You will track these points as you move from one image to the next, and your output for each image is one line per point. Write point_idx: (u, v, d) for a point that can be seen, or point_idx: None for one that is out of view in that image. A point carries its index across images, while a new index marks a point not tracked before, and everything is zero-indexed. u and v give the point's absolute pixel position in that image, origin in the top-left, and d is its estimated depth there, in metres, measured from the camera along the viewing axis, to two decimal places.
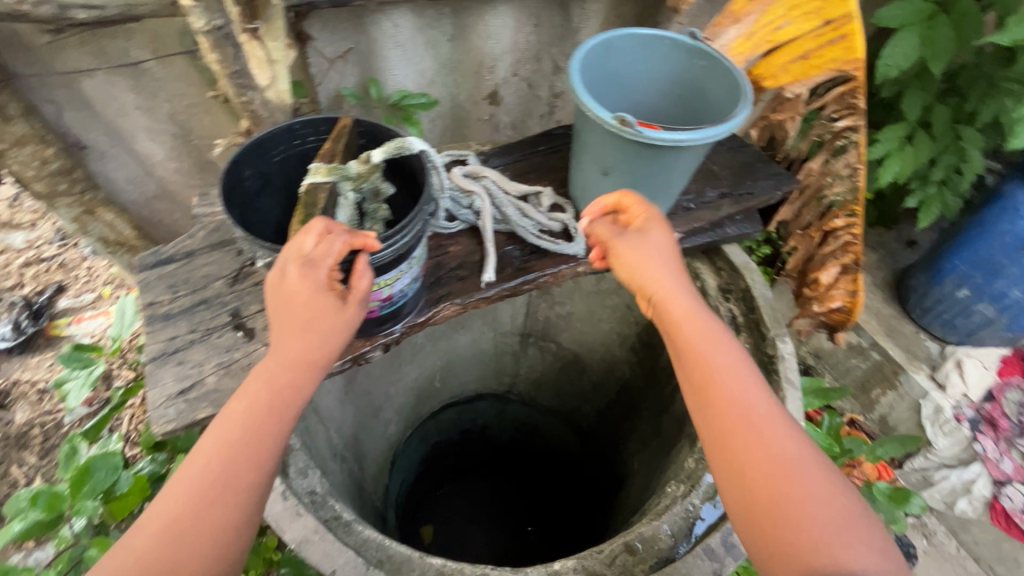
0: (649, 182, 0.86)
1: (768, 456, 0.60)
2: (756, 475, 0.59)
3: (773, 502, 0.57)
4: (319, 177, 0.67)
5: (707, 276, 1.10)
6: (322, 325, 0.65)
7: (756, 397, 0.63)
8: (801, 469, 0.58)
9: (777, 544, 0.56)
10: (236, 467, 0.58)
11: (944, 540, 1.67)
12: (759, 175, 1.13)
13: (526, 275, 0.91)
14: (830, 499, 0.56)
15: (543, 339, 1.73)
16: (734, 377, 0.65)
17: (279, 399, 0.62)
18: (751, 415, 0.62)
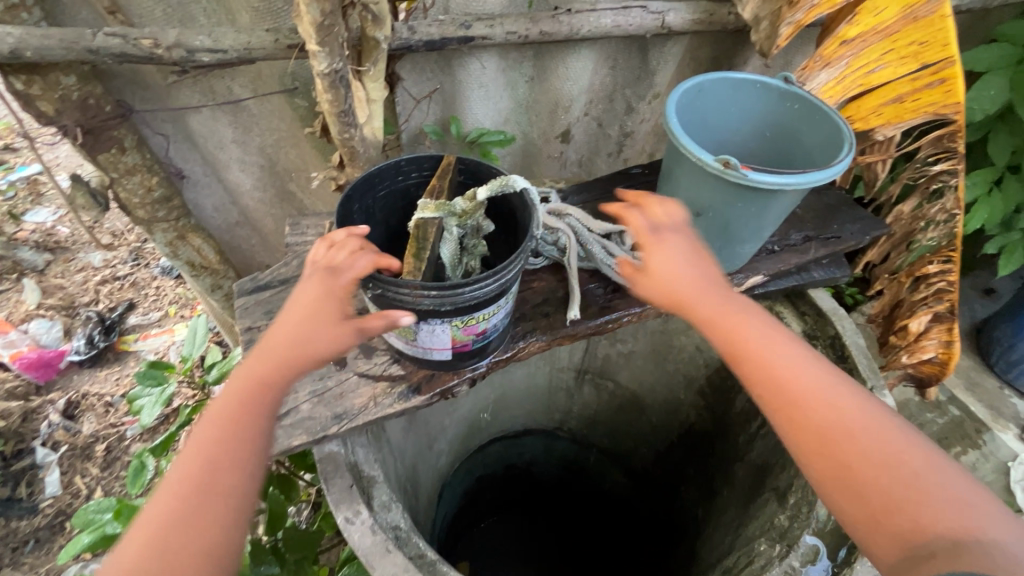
0: (743, 225, 0.85)
1: (852, 436, 0.58)
2: (863, 471, 0.56)
3: (874, 484, 0.56)
4: (429, 214, 0.71)
5: (791, 320, 1.06)
6: (315, 333, 0.65)
7: (816, 373, 0.62)
8: (878, 436, 0.58)
9: (884, 527, 0.54)
10: (224, 467, 0.58)
11: None
12: (845, 219, 1.10)
13: (610, 314, 0.90)
14: (912, 456, 0.56)
15: (600, 377, 1.67)
16: (784, 362, 0.63)
17: (260, 400, 0.63)
18: (815, 395, 0.61)
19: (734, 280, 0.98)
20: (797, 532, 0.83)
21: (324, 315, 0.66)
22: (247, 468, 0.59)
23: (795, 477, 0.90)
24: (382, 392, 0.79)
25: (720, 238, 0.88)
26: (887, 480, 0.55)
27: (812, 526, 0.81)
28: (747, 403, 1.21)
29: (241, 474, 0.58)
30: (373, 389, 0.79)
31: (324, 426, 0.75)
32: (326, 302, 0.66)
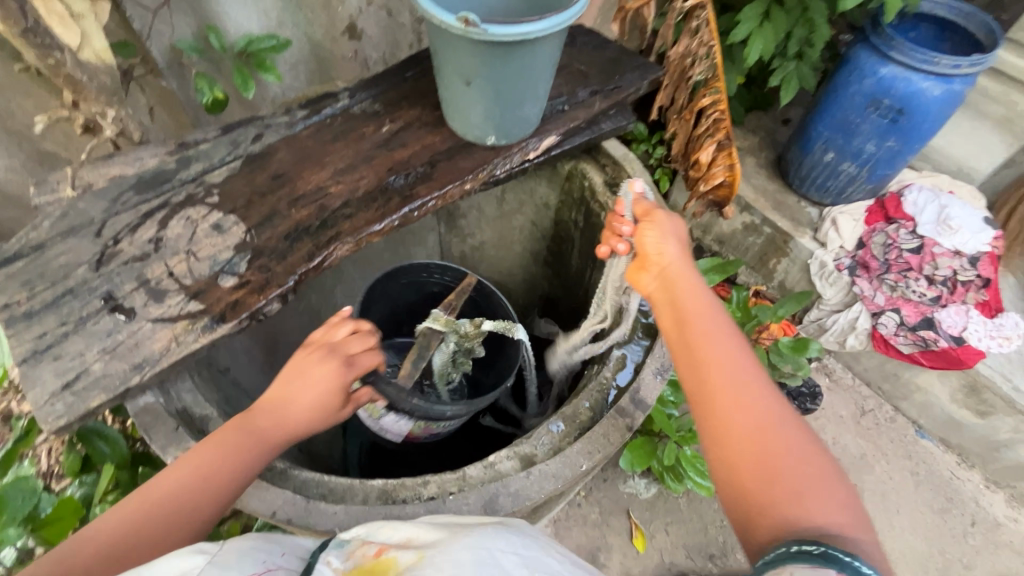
0: (513, 85, 0.87)
1: (745, 411, 0.64)
2: (743, 447, 0.62)
3: (768, 465, 0.60)
4: (439, 324, 1.00)
5: (593, 173, 1.15)
6: (309, 413, 0.71)
7: (744, 371, 0.66)
8: (762, 410, 0.64)
9: (769, 514, 0.58)
10: (190, 504, 0.63)
11: (842, 374, 1.91)
12: (625, 68, 1.17)
13: (412, 202, 0.91)
14: (809, 465, 0.61)
15: None
16: (728, 349, 0.68)
17: (243, 448, 0.67)
18: (743, 384, 0.65)
19: (530, 145, 1.02)
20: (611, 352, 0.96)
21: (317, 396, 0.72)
22: (221, 492, 0.64)
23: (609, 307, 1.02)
24: (182, 331, 0.75)
25: (498, 103, 0.90)
26: (775, 474, 0.60)
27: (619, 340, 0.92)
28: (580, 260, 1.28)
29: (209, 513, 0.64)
30: (171, 331, 0.74)
31: (123, 379, 0.71)
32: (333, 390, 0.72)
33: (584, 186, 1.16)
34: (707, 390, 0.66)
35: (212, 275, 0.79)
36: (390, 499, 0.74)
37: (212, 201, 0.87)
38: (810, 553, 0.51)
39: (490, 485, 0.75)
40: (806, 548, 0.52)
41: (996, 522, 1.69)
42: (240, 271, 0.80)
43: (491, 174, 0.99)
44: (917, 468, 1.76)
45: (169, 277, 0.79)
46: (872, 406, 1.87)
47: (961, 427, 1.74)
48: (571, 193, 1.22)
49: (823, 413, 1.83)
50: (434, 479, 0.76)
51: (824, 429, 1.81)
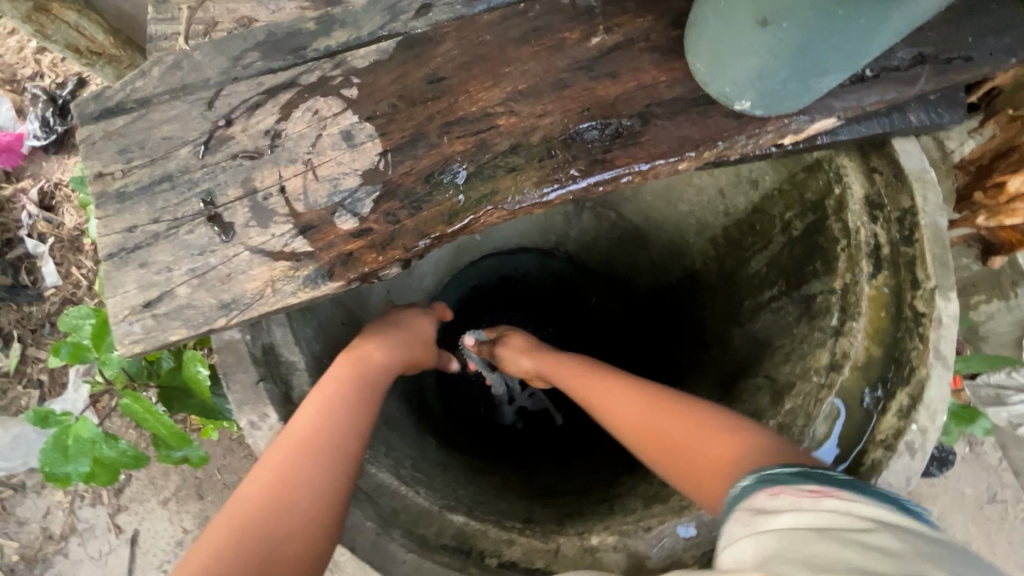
0: (830, 49, 0.54)
1: (660, 418, 0.63)
2: (679, 457, 0.59)
3: (692, 451, 0.58)
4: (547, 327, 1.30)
5: (852, 179, 0.78)
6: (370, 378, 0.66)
7: (642, 398, 0.67)
8: (667, 411, 0.63)
9: (709, 482, 0.55)
10: (287, 524, 0.51)
11: (989, 452, 1.64)
12: (986, 27, 0.73)
13: (605, 172, 0.65)
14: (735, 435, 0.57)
15: (602, 207, 1.32)
16: (617, 395, 0.70)
17: (334, 446, 0.57)
18: (639, 414, 0.65)
19: (790, 125, 0.68)
20: None
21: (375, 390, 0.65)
22: (313, 485, 0.54)
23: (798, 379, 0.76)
24: (281, 276, 0.59)
25: (790, 65, 0.57)
26: (712, 455, 0.57)
27: (802, 443, 0.70)
28: (764, 267, 0.97)
29: (315, 521, 0.53)
30: (270, 271, 0.59)
31: (208, 318, 0.58)
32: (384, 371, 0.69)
33: (830, 191, 0.81)
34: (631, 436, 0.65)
35: (328, 207, 0.61)
36: (466, 547, 0.62)
37: (348, 95, 0.65)
38: (781, 475, 0.49)
39: None
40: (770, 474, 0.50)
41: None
42: (363, 213, 0.61)
43: (720, 156, 0.68)
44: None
45: (278, 195, 0.61)
46: (1006, 496, 1.63)
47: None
48: (803, 187, 0.86)
49: (944, 482, 1.61)
50: (520, 541, 0.63)
51: (935, 499, 1.61)
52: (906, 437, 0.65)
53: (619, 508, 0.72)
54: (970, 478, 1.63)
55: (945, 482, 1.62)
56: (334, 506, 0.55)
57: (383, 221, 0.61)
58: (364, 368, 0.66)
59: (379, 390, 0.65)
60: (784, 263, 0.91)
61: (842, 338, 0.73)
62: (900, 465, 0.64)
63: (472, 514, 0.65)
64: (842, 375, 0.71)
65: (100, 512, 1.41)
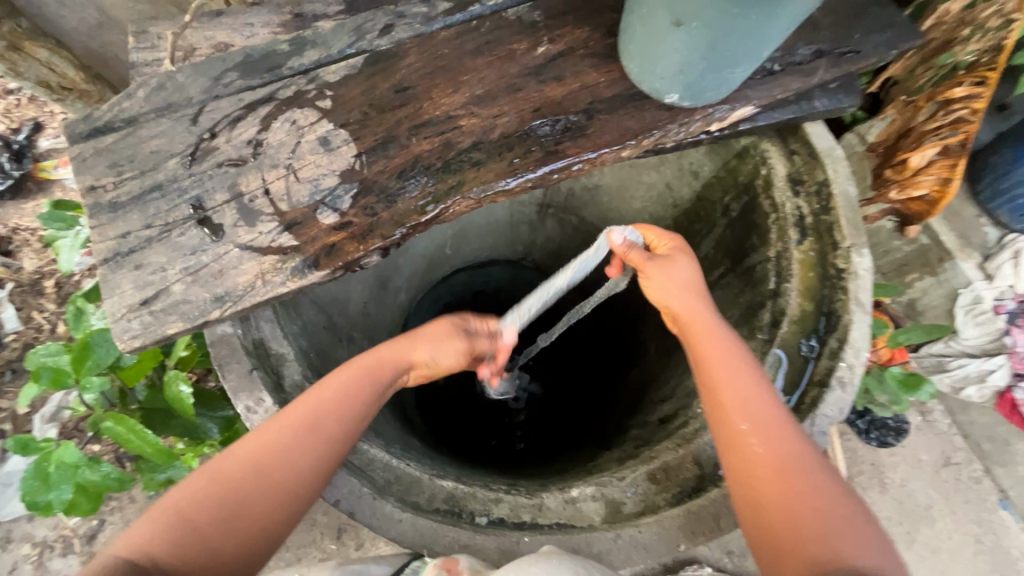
0: (734, 41, 0.63)
1: (764, 443, 0.58)
2: (766, 487, 0.56)
3: (782, 504, 0.55)
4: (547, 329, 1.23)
5: (776, 161, 0.90)
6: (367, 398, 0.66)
7: (779, 417, 0.61)
8: (775, 441, 0.59)
9: (800, 541, 0.52)
10: (262, 492, 0.56)
11: (939, 419, 1.77)
12: (870, 26, 0.86)
13: (557, 161, 0.73)
14: (828, 506, 0.54)
15: (564, 212, 1.41)
16: (761, 403, 0.62)
17: (327, 437, 0.60)
18: (768, 440, 0.59)
19: (715, 113, 0.78)
20: None
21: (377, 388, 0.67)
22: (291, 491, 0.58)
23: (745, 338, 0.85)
24: (270, 268, 0.65)
25: (705, 58, 0.67)
26: (822, 532, 0.52)
27: None
28: (710, 251, 1.07)
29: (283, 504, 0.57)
30: (260, 265, 0.65)
31: (203, 311, 0.63)
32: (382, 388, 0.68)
33: (758, 173, 0.92)
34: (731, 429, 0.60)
35: (311, 205, 0.67)
36: (457, 509, 0.67)
37: (323, 106, 0.72)
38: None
39: (568, 529, 0.66)
40: None
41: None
42: (343, 208, 0.68)
43: (657, 144, 0.77)
44: (982, 536, 1.68)
45: (264, 196, 0.67)
46: (959, 460, 1.74)
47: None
48: (736, 172, 0.97)
49: (901, 450, 1.72)
50: (507, 499, 0.68)
51: (895, 468, 1.71)
52: (837, 374, 0.74)
53: (595, 470, 0.78)
54: (926, 445, 1.74)
55: (903, 451, 1.72)
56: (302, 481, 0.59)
57: (362, 216, 0.68)
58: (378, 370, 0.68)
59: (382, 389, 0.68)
60: (726, 244, 1.01)
61: (780, 298, 0.84)
62: (833, 399, 0.73)
63: (460, 480, 0.70)
64: (782, 329, 0.81)
65: (71, 562, 1.38)
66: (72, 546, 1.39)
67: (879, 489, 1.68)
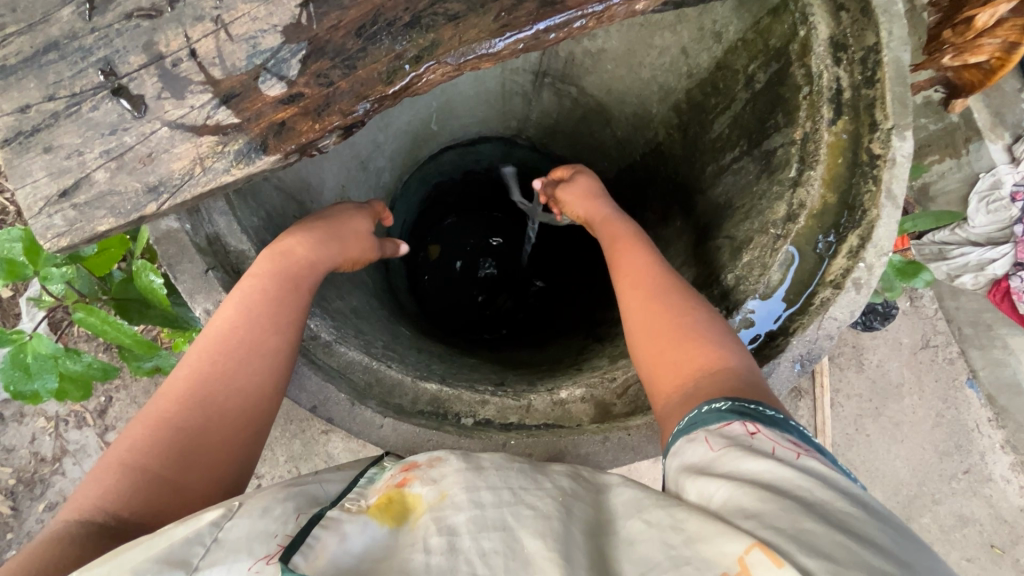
0: None
1: (690, 317, 0.62)
2: (681, 353, 0.59)
3: (694, 362, 0.57)
4: None
5: (818, 19, 0.74)
6: (284, 297, 0.59)
7: (669, 295, 0.65)
8: (711, 322, 0.61)
9: (680, 370, 0.58)
10: (203, 417, 0.52)
11: (927, 304, 1.78)
12: None
13: (555, 16, 0.58)
14: (721, 339, 0.59)
15: (563, 81, 1.23)
16: (644, 292, 0.67)
17: (246, 345, 0.55)
18: (651, 321, 0.63)
19: None
20: (739, 295, 0.74)
21: (298, 289, 0.61)
22: (239, 392, 0.54)
23: (753, 227, 0.77)
24: (209, 152, 0.54)
25: None
26: (712, 368, 0.56)
27: (758, 289, 0.73)
28: (724, 129, 0.93)
29: (233, 411, 0.54)
30: (196, 148, 0.54)
31: (136, 205, 0.54)
32: (307, 270, 0.63)
33: (795, 35, 0.77)
34: (665, 311, 0.63)
35: (250, 72, 0.54)
36: (442, 411, 0.65)
37: None
38: (719, 412, 0.49)
39: (556, 430, 0.65)
40: (720, 404, 0.50)
41: (987, 476, 1.76)
42: (291, 77, 0.55)
43: None
44: (944, 411, 1.77)
45: (190, 60, 0.54)
46: (938, 342, 1.79)
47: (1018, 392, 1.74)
48: (767, 34, 0.81)
49: (884, 334, 1.75)
50: (494, 401, 0.66)
51: (875, 350, 1.75)
52: (853, 275, 0.69)
53: (582, 367, 0.76)
54: (909, 328, 1.78)
55: (885, 334, 1.76)
56: (264, 394, 0.55)
57: (318, 88, 0.56)
58: (283, 262, 0.61)
59: (302, 284, 0.61)
60: (743, 120, 0.87)
61: (800, 187, 0.74)
62: (847, 301, 0.69)
63: (444, 382, 0.67)
64: (798, 225, 0.73)
65: (89, 434, 1.43)
66: (85, 419, 1.43)
67: (857, 369, 1.74)
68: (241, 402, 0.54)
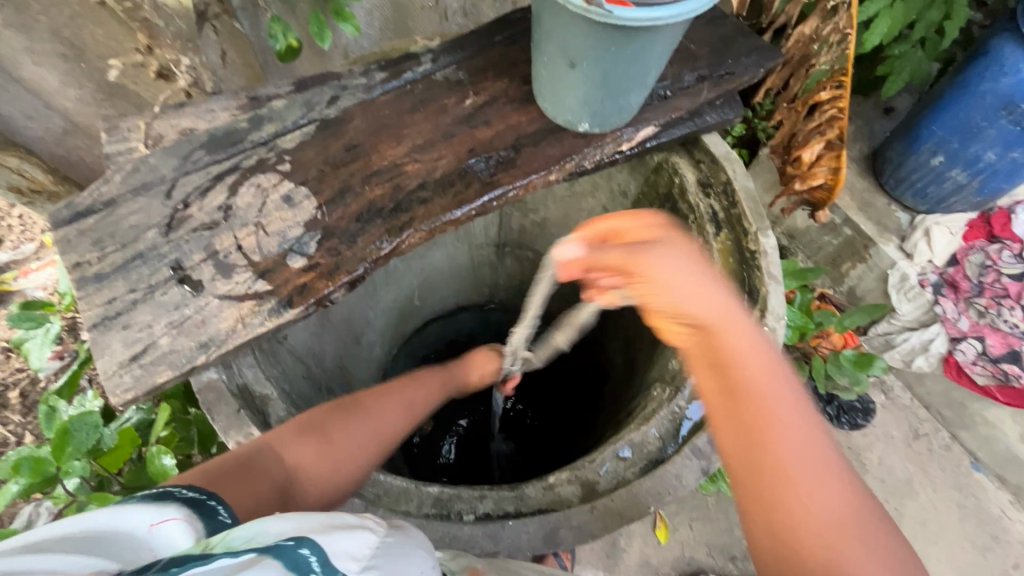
0: (621, 70, 0.76)
1: (822, 489, 0.49)
2: (809, 535, 0.48)
3: (828, 551, 0.47)
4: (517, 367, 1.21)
5: (686, 171, 1.04)
6: (362, 431, 0.72)
7: (807, 433, 0.51)
8: (846, 498, 0.50)
9: (810, 563, 0.48)
10: (258, 487, 0.59)
11: (901, 393, 1.73)
12: (740, 51, 1.02)
13: (494, 190, 0.84)
14: (852, 517, 0.49)
15: (520, 248, 1.50)
16: (793, 433, 0.51)
17: (334, 455, 0.67)
18: (783, 465, 0.50)
19: (624, 135, 0.91)
20: (684, 373, 0.89)
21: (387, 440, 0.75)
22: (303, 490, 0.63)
23: None
24: (249, 312, 0.72)
25: (602, 90, 0.80)
26: (843, 557, 0.47)
27: None
28: None
29: (284, 499, 0.61)
30: (238, 310, 0.72)
31: (190, 358, 0.69)
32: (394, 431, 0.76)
33: (673, 182, 1.06)
34: (786, 470, 0.50)
35: (281, 253, 0.75)
36: (445, 511, 0.72)
37: (283, 169, 0.81)
38: None
39: (550, 511, 0.72)
40: None
41: None
42: (309, 252, 0.76)
43: (578, 166, 0.89)
44: (964, 500, 1.62)
45: (237, 251, 0.75)
46: (927, 430, 1.70)
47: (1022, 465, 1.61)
48: (657, 186, 1.10)
49: (874, 430, 1.68)
50: (492, 495, 0.74)
51: (871, 448, 1.66)
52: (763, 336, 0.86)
53: None
54: (895, 422, 1.70)
55: (875, 430, 1.68)
56: (316, 490, 0.64)
57: (330, 258, 0.76)
58: (387, 408, 0.78)
59: (393, 431, 0.76)
60: None
61: None
62: None
63: (446, 485, 0.75)
64: None
65: None
66: None
67: (861, 470, 1.63)
68: (301, 492, 0.63)
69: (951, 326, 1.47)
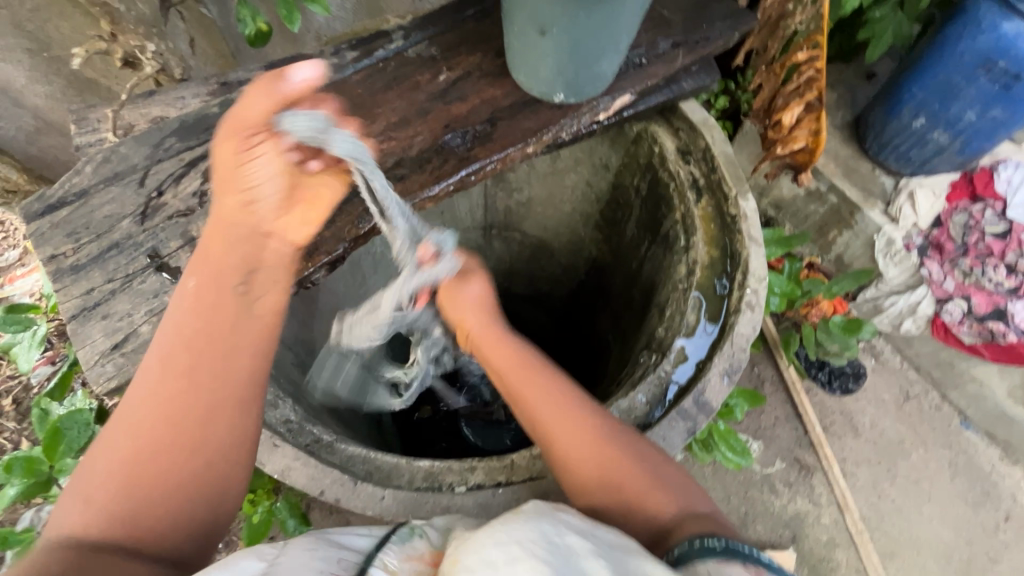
0: (590, 37, 0.75)
1: (606, 460, 0.64)
2: (611, 486, 0.62)
3: (619, 490, 0.62)
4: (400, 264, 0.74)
5: (665, 139, 1.04)
6: (210, 378, 0.58)
7: (588, 413, 0.68)
8: (621, 459, 0.64)
9: (605, 500, 0.62)
10: (149, 492, 0.53)
11: (890, 357, 1.75)
12: (714, 16, 1.01)
13: (471, 165, 0.83)
14: (634, 469, 0.63)
15: (507, 231, 1.45)
16: (574, 412, 0.68)
17: (208, 422, 0.57)
18: (580, 425, 0.66)
19: (600, 105, 0.91)
20: (669, 340, 0.90)
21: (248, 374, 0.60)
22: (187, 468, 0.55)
23: (672, 290, 0.95)
24: None
25: (573, 58, 0.79)
26: (633, 487, 0.62)
27: (681, 331, 0.89)
28: (636, 230, 1.16)
29: (186, 476, 0.55)
30: None
31: None
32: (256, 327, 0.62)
33: (653, 152, 1.05)
34: (560, 428, 0.67)
35: None
36: (436, 483, 0.72)
37: None
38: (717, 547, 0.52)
39: (540, 479, 0.72)
40: (711, 543, 0.53)
41: None
42: None
43: (556, 138, 0.89)
44: (955, 459, 1.65)
45: None
46: (918, 392, 1.72)
47: (1010, 422, 1.62)
48: (637, 156, 1.09)
49: (865, 395, 1.70)
50: (482, 466, 0.74)
51: (864, 412, 1.68)
52: (745, 299, 0.86)
53: None
54: (885, 385, 1.72)
55: (866, 395, 1.70)
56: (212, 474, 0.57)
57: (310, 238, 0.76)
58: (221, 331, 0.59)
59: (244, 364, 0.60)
60: (645, 220, 1.11)
61: (690, 250, 0.95)
62: (746, 320, 0.84)
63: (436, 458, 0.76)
64: (696, 276, 0.92)
65: None
66: None
67: (853, 435, 1.65)
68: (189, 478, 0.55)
69: (937, 288, 1.46)
